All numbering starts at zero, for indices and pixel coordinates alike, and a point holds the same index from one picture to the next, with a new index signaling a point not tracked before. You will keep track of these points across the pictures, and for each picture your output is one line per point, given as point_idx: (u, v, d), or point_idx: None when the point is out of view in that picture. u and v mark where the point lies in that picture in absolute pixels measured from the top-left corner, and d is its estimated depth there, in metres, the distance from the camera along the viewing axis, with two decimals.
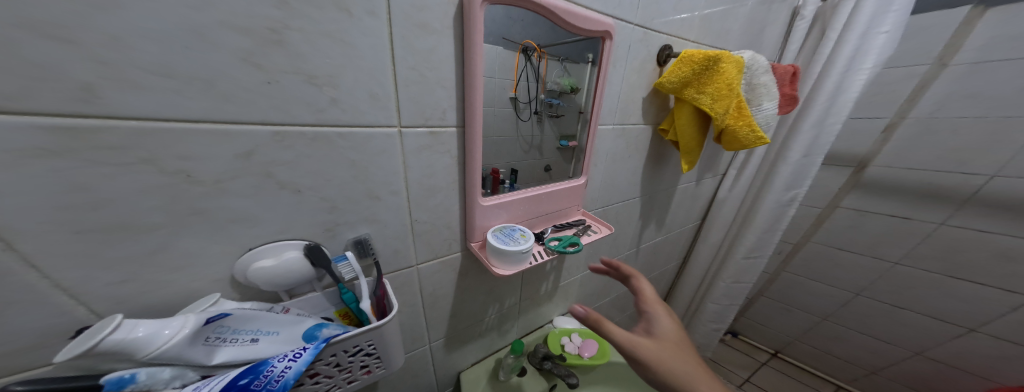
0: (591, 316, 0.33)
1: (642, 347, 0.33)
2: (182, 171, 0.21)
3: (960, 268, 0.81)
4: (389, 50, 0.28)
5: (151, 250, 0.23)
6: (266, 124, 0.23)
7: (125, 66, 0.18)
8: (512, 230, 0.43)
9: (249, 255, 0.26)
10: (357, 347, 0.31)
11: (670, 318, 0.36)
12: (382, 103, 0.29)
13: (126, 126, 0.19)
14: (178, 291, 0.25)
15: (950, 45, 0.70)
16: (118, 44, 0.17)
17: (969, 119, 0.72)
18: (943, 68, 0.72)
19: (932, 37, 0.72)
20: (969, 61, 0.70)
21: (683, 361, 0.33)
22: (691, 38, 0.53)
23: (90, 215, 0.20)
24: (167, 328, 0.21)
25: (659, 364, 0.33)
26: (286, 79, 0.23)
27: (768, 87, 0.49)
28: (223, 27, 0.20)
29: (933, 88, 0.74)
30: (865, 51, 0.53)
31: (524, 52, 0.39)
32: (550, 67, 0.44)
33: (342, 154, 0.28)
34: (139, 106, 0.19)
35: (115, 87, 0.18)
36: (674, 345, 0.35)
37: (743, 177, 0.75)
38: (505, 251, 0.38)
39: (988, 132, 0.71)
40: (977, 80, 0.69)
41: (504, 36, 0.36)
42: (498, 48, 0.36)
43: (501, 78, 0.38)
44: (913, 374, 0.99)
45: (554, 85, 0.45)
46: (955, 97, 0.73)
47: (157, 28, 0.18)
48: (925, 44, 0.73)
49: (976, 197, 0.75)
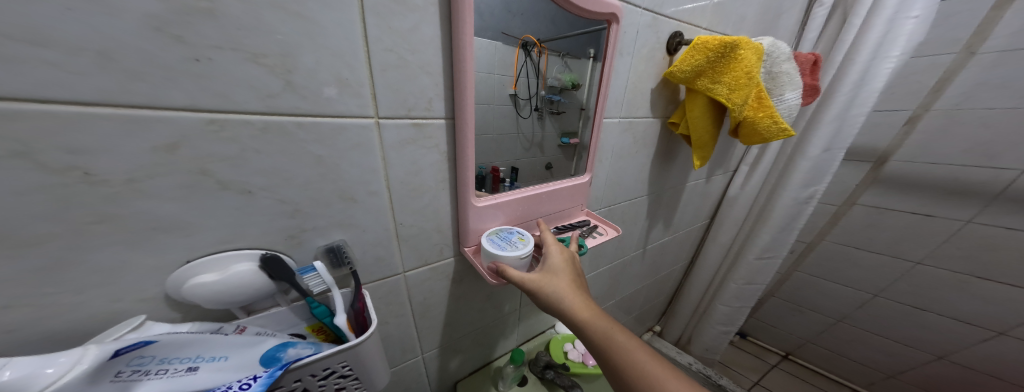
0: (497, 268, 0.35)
1: (531, 280, 0.34)
2: (78, 168, 0.18)
3: (989, 268, 0.77)
4: (360, 26, 0.24)
5: (49, 267, 0.19)
6: (196, 110, 0.20)
7: None
8: (510, 233, 0.38)
9: (185, 269, 0.23)
10: (327, 370, 0.26)
11: (559, 253, 0.38)
12: (354, 90, 0.25)
13: None
14: (97, 312, 0.21)
15: (978, 33, 0.66)
16: None
17: (1000, 111, 0.67)
18: (971, 57, 0.68)
19: (957, 24, 0.68)
20: (999, 49, 0.65)
21: (563, 284, 0.35)
22: (704, 24, 0.48)
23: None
24: (51, 366, 0.16)
25: (540, 291, 0.35)
26: (219, 56, 0.19)
27: (790, 75, 0.44)
28: None
29: (960, 78, 0.70)
30: (893, 37, 0.49)
31: (524, 47, 0.36)
32: (549, 63, 0.40)
33: (303, 148, 0.25)
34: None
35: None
36: (559, 271, 0.37)
37: (757, 173, 0.70)
38: (499, 257, 0.34)
39: (1019, 124, 0.66)
40: (1009, 69, 0.65)
41: (503, 30, 0.33)
42: (498, 44, 0.33)
43: (501, 74, 0.34)
44: (936, 380, 0.95)
45: (555, 81, 0.42)
46: (982, 88, 0.68)
47: None
48: (952, 31, 0.68)
49: (1006, 193, 0.70)
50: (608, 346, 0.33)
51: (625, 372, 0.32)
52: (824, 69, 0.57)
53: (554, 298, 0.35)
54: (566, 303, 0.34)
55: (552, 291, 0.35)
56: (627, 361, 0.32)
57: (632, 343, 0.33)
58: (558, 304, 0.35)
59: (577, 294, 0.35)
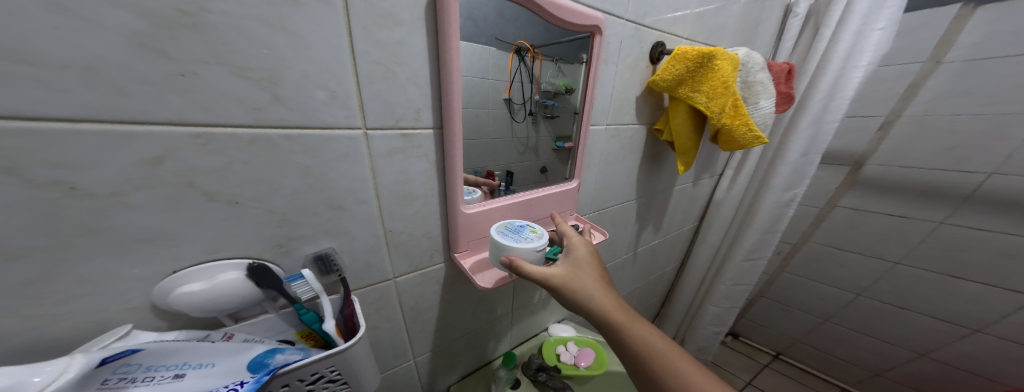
0: (512, 263, 0.34)
1: (554, 277, 0.35)
2: (63, 183, 0.18)
3: (965, 267, 0.79)
4: (346, 40, 0.25)
5: (34, 280, 0.19)
6: (182, 124, 0.20)
7: None
8: (520, 226, 0.39)
9: (171, 279, 0.23)
10: (315, 374, 0.26)
11: (584, 247, 0.39)
12: (341, 102, 0.26)
13: None
14: (81, 323, 0.22)
15: (943, 43, 0.69)
16: None
17: (965, 116, 0.71)
18: (936, 66, 0.71)
19: (924, 35, 0.71)
20: (963, 59, 0.68)
21: (588, 279, 0.36)
22: (685, 34, 0.50)
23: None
24: (38, 375, 0.16)
25: (564, 287, 0.35)
26: (205, 70, 0.20)
27: (765, 84, 0.46)
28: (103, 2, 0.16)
29: (929, 85, 0.73)
30: (861, 47, 0.51)
31: (519, 53, 0.37)
32: (544, 68, 0.41)
33: (291, 159, 0.25)
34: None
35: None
36: (582, 265, 0.38)
37: (741, 177, 0.73)
38: (513, 248, 0.35)
39: (984, 129, 0.69)
40: (972, 78, 0.68)
41: (496, 36, 0.34)
42: (492, 49, 0.35)
43: (494, 78, 0.36)
44: (920, 377, 0.96)
45: (549, 85, 0.43)
46: (949, 95, 0.71)
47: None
48: (918, 41, 0.72)
49: (976, 194, 0.73)
50: (633, 342, 0.35)
51: (648, 365, 0.35)
52: (798, 78, 0.60)
53: (579, 294, 0.36)
54: (591, 299, 0.36)
55: (577, 287, 0.36)
56: (650, 353, 0.35)
57: (654, 339, 0.35)
58: (583, 299, 0.36)
59: (601, 290, 0.36)
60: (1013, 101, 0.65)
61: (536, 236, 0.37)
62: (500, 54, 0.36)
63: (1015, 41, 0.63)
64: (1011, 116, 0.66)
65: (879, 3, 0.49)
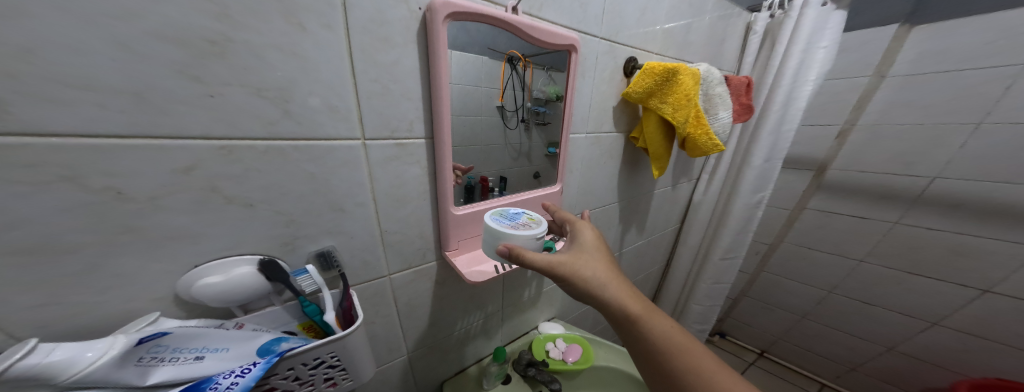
0: (511, 251, 0.35)
1: (562, 265, 0.37)
2: (111, 188, 0.21)
3: (919, 264, 0.85)
4: (348, 62, 0.28)
5: (78, 271, 0.22)
6: (209, 138, 0.24)
7: (35, 77, 0.18)
8: (515, 214, 0.41)
9: (192, 272, 0.27)
10: (317, 359, 0.29)
11: (593, 239, 0.41)
12: (342, 116, 0.30)
13: (43, 144, 0.19)
14: (112, 313, 0.25)
15: (885, 58, 0.78)
16: (26, 56, 0.17)
17: (909, 126, 0.79)
18: (881, 80, 0.79)
19: (871, 51, 0.79)
20: (904, 73, 0.77)
21: (596, 267, 0.38)
22: (655, 50, 0.55)
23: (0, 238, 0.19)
24: (90, 351, 0.19)
25: (573, 274, 0.37)
26: (230, 91, 0.24)
27: (723, 96, 0.53)
28: (153, 39, 0.20)
29: (877, 97, 0.81)
30: (810, 62, 0.59)
31: (510, 62, 0.41)
32: (536, 76, 0.45)
33: (298, 166, 0.29)
34: (57, 121, 0.19)
35: (30, 102, 0.18)
36: (591, 254, 0.40)
37: (715, 181, 0.78)
38: (511, 235, 0.36)
39: (927, 136, 0.77)
40: (913, 90, 0.76)
41: (488, 46, 0.38)
42: (484, 58, 0.38)
43: (486, 87, 0.40)
44: (890, 370, 1.01)
45: (540, 93, 0.46)
46: (896, 105, 0.79)
47: (73, 39, 0.18)
48: (866, 57, 0.80)
49: (925, 196, 0.80)
50: (647, 334, 0.37)
51: (663, 356, 0.36)
52: (758, 89, 0.67)
53: (587, 281, 0.37)
54: (601, 287, 0.37)
55: (585, 275, 0.37)
56: (667, 344, 0.36)
57: (670, 332, 0.37)
58: (592, 287, 0.37)
59: (613, 280, 0.38)
60: (950, 111, 0.73)
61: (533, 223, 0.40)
62: (492, 62, 0.39)
63: (947, 58, 0.71)
64: (946, 125, 0.74)
65: (821, 26, 0.58)
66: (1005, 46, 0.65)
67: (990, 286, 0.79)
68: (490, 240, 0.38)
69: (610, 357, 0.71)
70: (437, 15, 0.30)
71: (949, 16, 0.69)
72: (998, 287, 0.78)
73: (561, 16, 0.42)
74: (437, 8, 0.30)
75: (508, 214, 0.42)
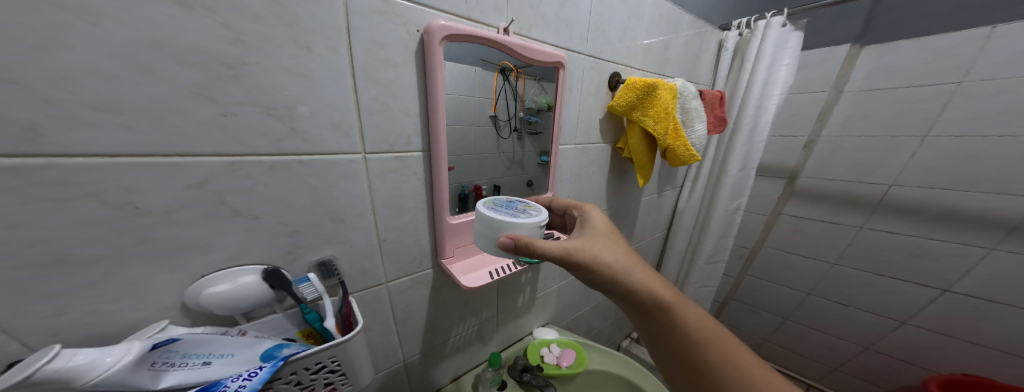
0: (516, 241, 0.34)
1: (578, 249, 0.37)
2: (129, 204, 0.23)
3: (884, 266, 0.92)
4: (350, 82, 0.31)
5: (93, 282, 0.24)
6: (221, 155, 0.26)
7: (69, 103, 0.20)
8: (507, 204, 0.40)
9: (200, 281, 0.28)
10: (319, 364, 0.30)
11: (609, 225, 0.42)
12: (344, 131, 0.32)
13: (71, 163, 0.21)
14: (122, 322, 0.26)
15: (842, 75, 0.85)
16: (63, 86, 0.19)
17: (867, 137, 0.86)
18: (840, 94, 0.87)
19: (829, 67, 0.87)
20: (859, 89, 0.85)
21: (613, 252, 0.39)
22: (636, 65, 0.59)
23: (27, 250, 0.21)
24: (109, 356, 0.21)
25: (592, 259, 0.37)
26: (241, 111, 0.26)
27: (698, 110, 0.58)
28: (176, 65, 0.22)
29: (837, 110, 0.89)
30: (774, 78, 0.67)
31: (502, 72, 0.43)
32: (527, 86, 0.47)
33: (301, 179, 0.31)
34: (86, 142, 0.21)
35: (63, 126, 0.20)
36: (606, 238, 0.40)
37: (697, 188, 0.83)
38: (515, 223, 0.35)
39: (883, 146, 0.84)
40: (869, 104, 0.84)
41: (482, 58, 0.40)
42: (477, 69, 0.40)
43: (480, 97, 0.42)
44: (868, 369, 1.05)
45: (532, 102, 0.49)
46: (854, 118, 0.87)
47: (103, 67, 0.20)
48: (826, 73, 0.87)
49: (885, 201, 0.87)
50: (677, 322, 0.37)
51: (696, 348, 0.36)
52: (731, 102, 0.73)
53: (606, 266, 0.38)
54: (621, 272, 0.38)
55: (604, 259, 0.38)
56: (693, 328, 0.37)
57: (700, 322, 0.37)
58: (612, 271, 0.38)
59: (635, 266, 0.39)
60: (901, 125, 0.81)
61: (531, 210, 0.39)
62: (485, 73, 0.42)
63: (895, 76, 0.79)
64: (897, 137, 0.82)
65: (782, 46, 0.66)
66: (942, 65, 0.73)
67: (948, 286, 0.85)
68: (484, 237, 0.37)
69: (602, 360, 0.73)
70: (433, 37, 0.33)
71: (894, 38, 0.78)
72: (956, 287, 0.84)
73: (549, 35, 0.45)
74: (433, 31, 0.33)
75: (501, 203, 0.41)
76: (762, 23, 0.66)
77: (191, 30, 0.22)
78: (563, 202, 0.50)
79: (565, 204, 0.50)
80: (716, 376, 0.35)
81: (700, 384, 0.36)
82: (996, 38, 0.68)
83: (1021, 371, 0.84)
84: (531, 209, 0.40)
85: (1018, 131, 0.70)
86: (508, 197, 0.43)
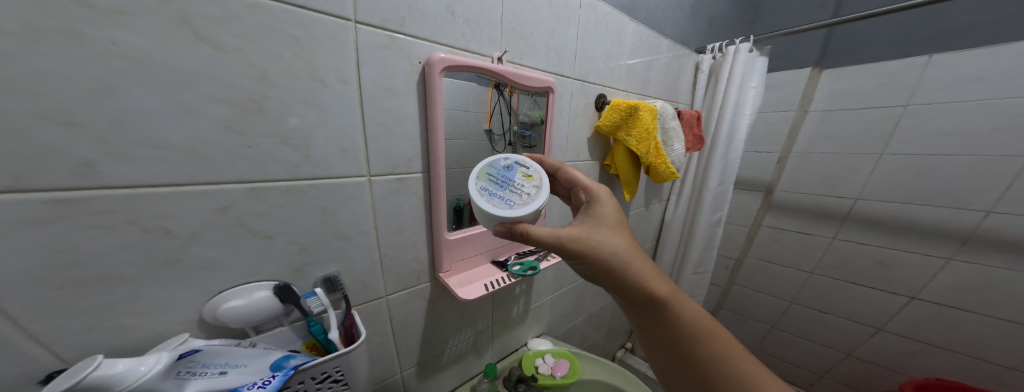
0: (511, 229, 0.38)
1: (576, 240, 0.39)
2: (162, 228, 0.26)
3: (856, 275, 0.96)
4: (359, 111, 0.34)
5: (123, 299, 0.26)
6: (244, 182, 0.29)
7: (118, 142, 0.23)
8: (502, 176, 0.42)
9: (217, 297, 0.30)
10: (324, 374, 0.32)
11: (615, 215, 0.43)
12: (352, 156, 0.35)
13: (115, 194, 0.24)
14: (144, 336, 0.28)
15: (806, 96, 0.93)
16: (115, 128, 0.22)
17: (832, 154, 0.93)
18: (805, 113, 0.94)
19: (795, 88, 0.94)
20: (822, 109, 0.92)
21: (612, 242, 0.40)
22: (620, 87, 0.64)
23: (69, 272, 0.23)
24: (143, 365, 0.23)
25: (589, 248, 0.39)
26: (263, 142, 0.29)
27: (676, 130, 0.64)
28: (209, 102, 0.26)
29: (804, 128, 0.95)
30: (744, 98, 0.74)
31: (497, 88, 0.46)
32: (521, 100, 0.51)
33: (312, 201, 0.34)
34: (129, 175, 0.24)
35: (113, 162, 0.23)
36: (608, 228, 0.41)
37: (681, 202, 0.87)
38: (512, 215, 0.38)
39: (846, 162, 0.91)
40: (833, 123, 0.91)
41: (477, 75, 0.43)
42: (472, 84, 0.44)
43: (475, 112, 0.46)
44: (852, 375, 1.08)
45: (526, 116, 0.52)
46: (818, 136, 0.94)
47: (150, 108, 0.23)
48: (794, 93, 0.94)
49: (853, 214, 0.92)
50: (671, 317, 0.39)
51: (687, 342, 0.39)
52: (707, 121, 0.79)
53: (602, 256, 0.39)
54: (619, 263, 0.39)
55: (601, 249, 0.39)
56: (687, 324, 0.39)
57: (695, 319, 0.39)
58: (608, 261, 0.39)
59: (634, 259, 0.40)
60: (858, 144, 0.88)
61: (529, 189, 0.42)
62: (480, 88, 0.45)
63: (853, 98, 0.86)
64: (862, 155, 0.88)
65: (749, 70, 0.72)
66: (893, 88, 0.81)
67: (916, 293, 0.89)
68: None
69: (594, 370, 0.75)
70: (434, 68, 0.37)
71: (845, 64, 0.87)
72: (923, 294, 0.88)
73: (539, 62, 0.49)
74: (433, 63, 0.37)
75: (498, 174, 0.42)
76: (731, 48, 0.72)
77: (223, 72, 0.26)
78: (571, 178, 0.49)
79: (572, 181, 0.50)
80: (702, 367, 0.38)
81: (684, 373, 0.39)
82: (933, 65, 0.76)
83: (988, 375, 0.88)
84: (529, 187, 0.42)
85: (961, 150, 0.77)
86: (507, 158, 0.43)
